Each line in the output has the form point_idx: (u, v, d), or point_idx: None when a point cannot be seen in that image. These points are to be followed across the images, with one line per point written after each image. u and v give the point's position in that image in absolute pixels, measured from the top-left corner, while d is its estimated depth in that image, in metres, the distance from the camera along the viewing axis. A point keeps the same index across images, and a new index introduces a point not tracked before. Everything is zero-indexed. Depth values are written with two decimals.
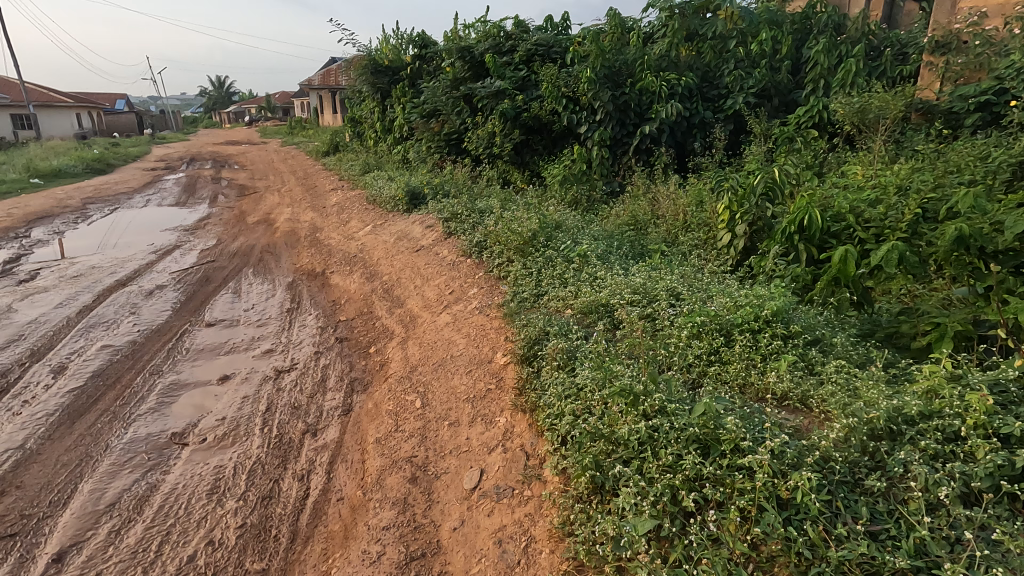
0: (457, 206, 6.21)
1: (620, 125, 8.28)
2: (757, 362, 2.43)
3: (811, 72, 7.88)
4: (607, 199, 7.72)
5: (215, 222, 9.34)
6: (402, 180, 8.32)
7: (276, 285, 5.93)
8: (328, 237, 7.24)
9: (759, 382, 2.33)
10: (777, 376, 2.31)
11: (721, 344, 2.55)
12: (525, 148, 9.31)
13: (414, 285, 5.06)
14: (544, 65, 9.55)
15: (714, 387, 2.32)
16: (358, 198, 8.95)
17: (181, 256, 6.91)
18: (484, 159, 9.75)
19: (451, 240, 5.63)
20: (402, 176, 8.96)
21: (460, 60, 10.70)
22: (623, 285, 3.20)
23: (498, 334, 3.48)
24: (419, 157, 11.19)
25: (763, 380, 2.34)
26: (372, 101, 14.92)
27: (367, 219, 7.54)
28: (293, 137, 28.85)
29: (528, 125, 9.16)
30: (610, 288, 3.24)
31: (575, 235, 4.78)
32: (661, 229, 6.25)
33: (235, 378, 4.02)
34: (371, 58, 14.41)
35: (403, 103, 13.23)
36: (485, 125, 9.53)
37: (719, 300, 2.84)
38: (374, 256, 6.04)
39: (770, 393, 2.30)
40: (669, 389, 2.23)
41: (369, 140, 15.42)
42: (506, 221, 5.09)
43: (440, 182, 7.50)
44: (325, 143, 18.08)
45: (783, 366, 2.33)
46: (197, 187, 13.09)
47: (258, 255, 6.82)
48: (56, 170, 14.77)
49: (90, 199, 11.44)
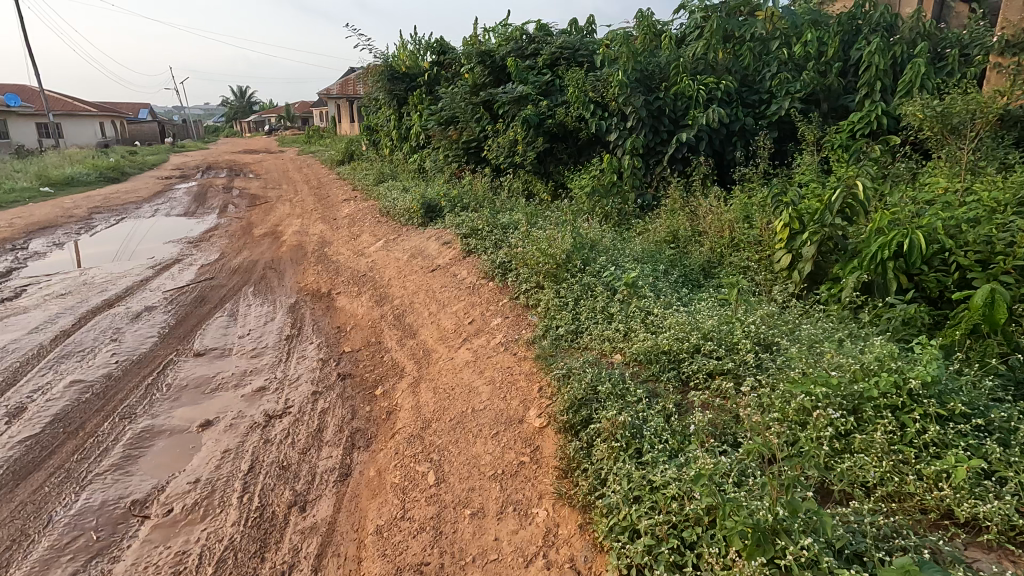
0: (477, 220, 5.62)
1: (653, 133, 7.65)
2: (910, 459, 1.80)
3: (866, 75, 6.93)
4: (640, 213, 7.08)
5: (221, 234, 8.87)
6: (418, 191, 7.76)
7: (277, 306, 5.38)
8: (337, 252, 6.69)
9: (923, 495, 1.72)
10: (953, 490, 1.69)
11: (853, 428, 1.93)
12: (549, 157, 8.71)
13: (428, 311, 4.45)
14: (570, 69, 8.98)
15: (867, 508, 1.70)
16: (371, 210, 8.43)
17: (179, 273, 6.40)
18: (505, 169, 9.18)
19: (472, 258, 5.04)
20: (418, 187, 8.41)
21: (480, 65, 10.19)
22: (692, 331, 2.56)
23: (529, 383, 2.86)
24: (436, 166, 10.66)
25: (928, 493, 1.72)
26: (388, 108, 14.49)
27: (379, 232, 6.99)
28: (309, 146, 28.71)
29: (552, 132, 8.56)
30: (672, 332, 2.60)
31: (613, 256, 4.15)
32: (706, 248, 5.59)
33: (217, 424, 3.42)
34: (388, 65, 14.00)
35: (420, 111, 12.77)
36: (507, 132, 8.97)
37: (830, 357, 2.19)
38: (385, 275, 5.47)
39: (949, 517, 1.70)
40: (814, 519, 1.58)
41: (385, 149, 14.98)
42: (535, 238, 4.47)
43: (459, 193, 6.94)
44: (340, 152, 17.73)
45: (961, 470, 1.69)
46: (208, 196, 12.71)
47: (261, 272, 6.27)
48: (68, 179, 14.54)
49: (98, 208, 11.09)
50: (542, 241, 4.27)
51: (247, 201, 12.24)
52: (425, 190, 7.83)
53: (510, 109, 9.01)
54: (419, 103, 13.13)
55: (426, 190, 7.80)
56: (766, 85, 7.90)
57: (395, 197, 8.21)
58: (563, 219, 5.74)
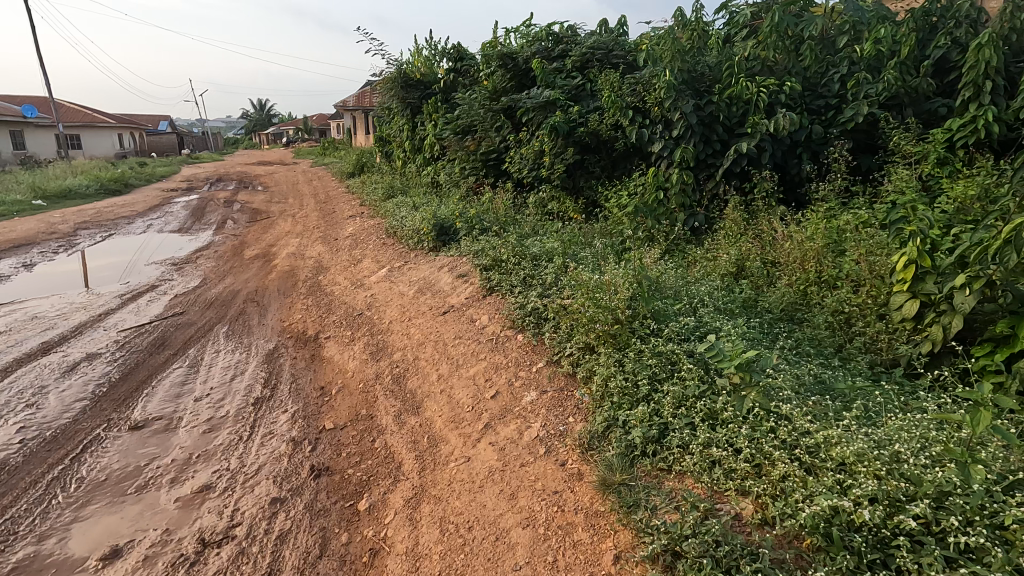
0: (501, 246, 4.55)
1: (705, 143, 6.55)
2: None
3: (964, 73, 5.68)
4: (692, 238, 5.96)
5: (210, 254, 7.93)
6: (430, 209, 6.73)
7: (252, 354, 4.34)
8: (332, 281, 5.64)
9: None
10: None
11: None
12: (579, 170, 7.65)
13: (437, 373, 3.37)
14: (603, 71, 7.96)
15: None
16: (378, 229, 7.44)
17: (146, 306, 5.42)
18: (529, 184, 8.13)
19: (496, 298, 3.96)
20: (431, 204, 7.40)
21: (501, 69, 9.23)
22: (902, 494, 1.58)
23: (602, 547, 1.83)
24: (451, 180, 9.66)
25: None
26: (402, 118, 13.59)
27: (385, 258, 5.95)
28: (324, 158, 28.11)
29: (583, 142, 7.51)
30: (870, 493, 1.58)
31: (690, 309, 3.05)
32: (786, 285, 4.46)
33: (126, 555, 2.36)
34: (402, 71, 13.14)
35: (435, 120, 11.87)
36: (532, 142, 7.93)
37: None
38: (385, 315, 4.40)
39: None
40: None
41: (397, 161, 14.09)
42: (581, 278, 3.37)
43: (478, 212, 5.91)
44: (351, 164, 16.92)
45: None
46: (207, 210, 11.85)
47: (240, 305, 5.26)
48: (66, 191, 13.87)
49: (85, 223, 10.27)
50: (593, 283, 3.17)
51: (247, 216, 11.35)
52: (439, 208, 6.80)
53: (535, 116, 7.98)
54: (434, 111, 12.22)
55: (439, 208, 6.77)
56: (835, 88, 6.75)
57: (404, 215, 7.19)
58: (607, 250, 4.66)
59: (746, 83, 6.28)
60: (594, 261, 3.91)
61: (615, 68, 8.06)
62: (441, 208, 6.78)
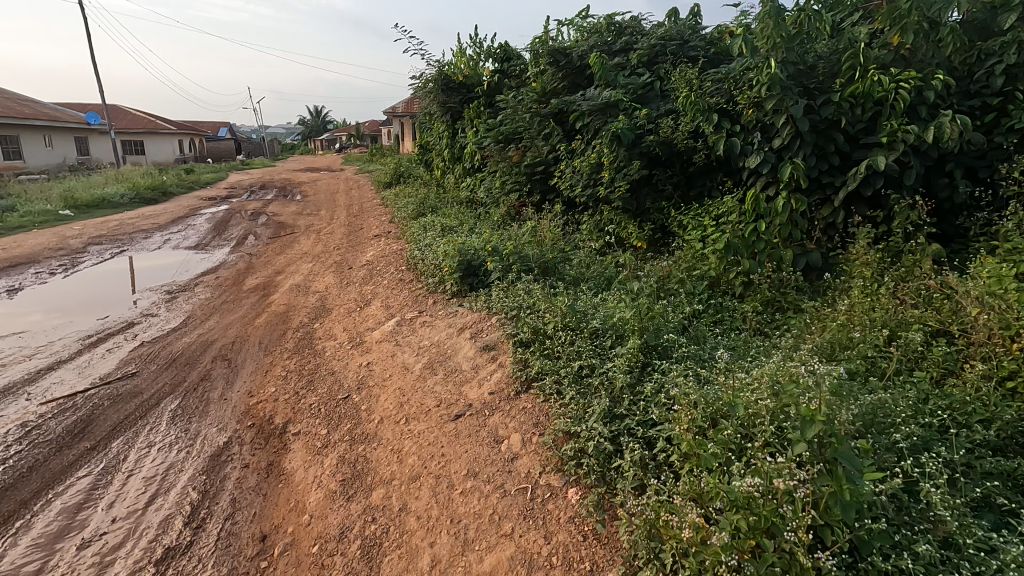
0: (544, 307, 3.15)
1: (818, 156, 4.95)
2: None
3: None
4: (804, 286, 4.40)
5: (211, 279, 6.94)
6: (460, 236, 5.43)
7: (194, 452, 3.10)
8: (326, 334, 4.40)
9: None
10: None
11: None
12: (645, 188, 6.18)
13: (432, 551, 2.02)
14: (677, 67, 6.49)
15: None
16: (399, 257, 6.22)
17: (100, 359, 4.36)
18: (582, 204, 6.74)
19: (536, 403, 2.58)
20: (462, 228, 6.13)
21: (552, 66, 7.94)
22: None
23: None
24: (491, 196, 8.38)
25: None
26: (443, 124, 12.45)
27: (397, 302, 4.67)
28: (369, 164, 27.68)
29: (651, 154, 6.04)
30: None
31: (904, 503, 1.65)
32: (990, 380, 2.85)
33: None
34: (444, 73, 11.98)
35: (477, 126, 10.67)
36: (587, 153, 6.54)
37: None
38: (376, 406, 3.07)
39: None
40: None
41: (436, 170, 12.99)
42: (684, 414, 1.93)
43: (516, 245, 4.58)
44: (390, 173, 16.01)
45: None
46: (231, 223, 11.08)
47: (207, 366, 4.08)
48: (99, 200, 13.55)
49: (101, 238, 9.64)
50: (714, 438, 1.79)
51: (272, 232, 10.46)
52: (470, 235, 5.49)
53: (591, 121, 6.58)
54: (476, 117, 11.00)
55: (470, 235, 5.46)
56: (1003, 81, 4.95)
57: (428, 241, 5.94)
58: (699, 328, 3.20)
59: (879, 76, 4.64)
60: (689, 363, 2.46)
61: (691, 63, 6.53)
62: (472, 236, 5.47)
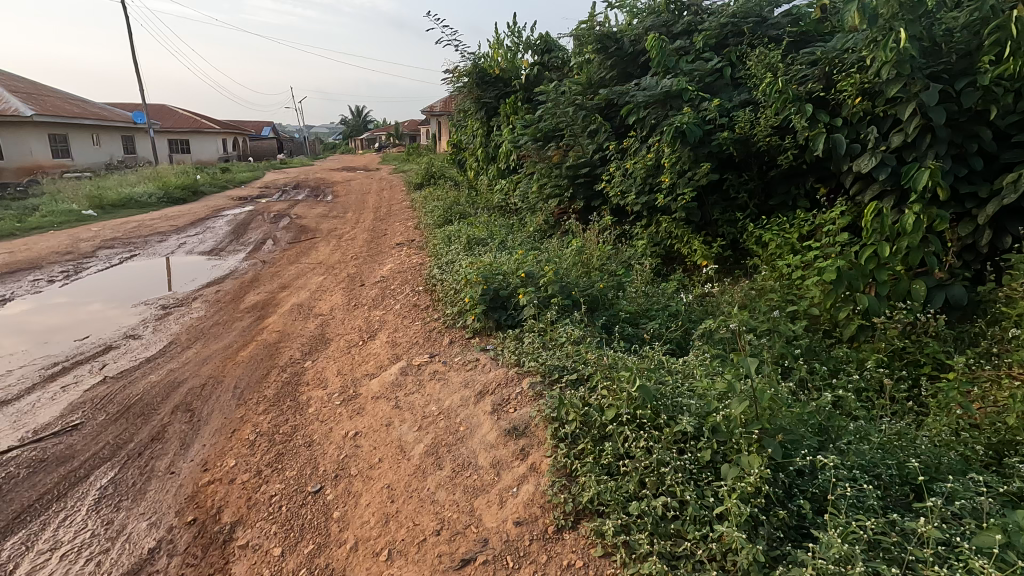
0: (599, 379, 2.18)
1: (952, 158, 3.79)
2: None
3: None
4: (946, 333, 3.27)
5: (211, 292, 6.23)
6: (486, 254, 4.47)
7: (105, 564, 2.22)
8: (314, 379, 3.51)
9: None
10: None
11: None
12: (713, 196, 5.14)
13: None
14: (754, 49, 5.39)
15: None
16: (416, 273, 5.32)
17: (46, 401, 3.59)
18: (634, 214, 5.70)
19: (591, 563, 1.66)
20: (491, 242, 5.18)
21: (600, 54, 6.93)
22: None
23: None
24: (527, 201, 7.41)
25: None
26: (477, 122, 11.57)
27: (406, 337, 3.74)
28: (404, 164, 27.13)
29: (722, 154, 4.97)
30: None
31: None
32: None
33: None
34: (479, 66, 11.08)
35: (513, 123, 9.74)
36: (642, 154, 5.50)
37: None
38: (354, 516, 2.15)
39: None
40: None
41: (469, 171, 12.13)
42: None
43: (555, 269, 3.61)
44: (421, 174, 15.26)
45: None
46: (251, 226, 10.49)
47: (163, 419, 3.23)
48: (125, 200, 13.25)
49: (113, 241, 9.15)
50: None
51: (292, 236, 9.78)
52: (498, 253, 4.53)
53: (646, 114, 5.54)
54: (512, 114, 10.06)
55: (499, 253, 4.50)
56: None
57: (449, 257, 5.01)
58: (831, 416, 2.19)
59: None
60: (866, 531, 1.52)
61: (771, 44, 5.40)
62: (501, 254, 4.50)
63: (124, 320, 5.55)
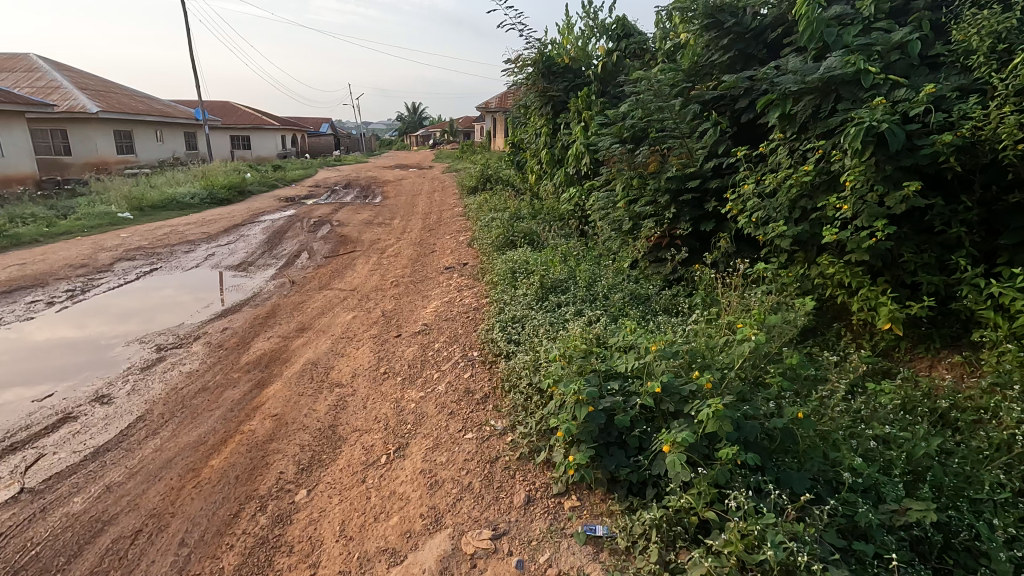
0: None
1: None
2: None
3: None
4: None
5: (216, 330, 5.06)
6: (573, 324, 2.97)
7: None
8: (300, 542, 2.15)
9: None
10: None
11: None
12: (908, 230, 3.48)
13: None
14: (968, 15, 3.69)
15: None
16: (467, 326, 3.90)
17: None
18: (771, 248, 4.09)
19: None
20: (575, 294, 3.69)
21: (712, 32, 5.34)
22: None
23: None
24: (608, 219, 5.87)
25: None
26: (542, 118, 10.07)
27: (450, 471, 2.31)
28: (458, 163, 26.05)
29: (929, 169, 3.31)
30: None
31: None
32: None
33: None
34: (546, 54, 9.62)
35: (586, 120, 8.25)
36: (790, 166, 3.90)
37: None
38: None
39: None
40: None
41: (530, 174, 10.73)
42: None
43: (706, 377, 2.12)
44: (475, 175, 13.98)
45: None
46: (287, 235, 9.45)
47: None
48: (167, 201, 12.58)
49: (136, 251, 8.25)
50: None
51: (329, 249, 8.61)
52: (589, 324, 3.02)
53: (796, 110, 3.92)
54: (585, 108, 8.50)
55: (591, 325, 2.99)
56: None
57: (513, 314, 3.52)
58: None
59: None
60: None
61: (993, 5, 3.65)
62: (594, 326, 2.99)
63: (104, 369, 4.43)
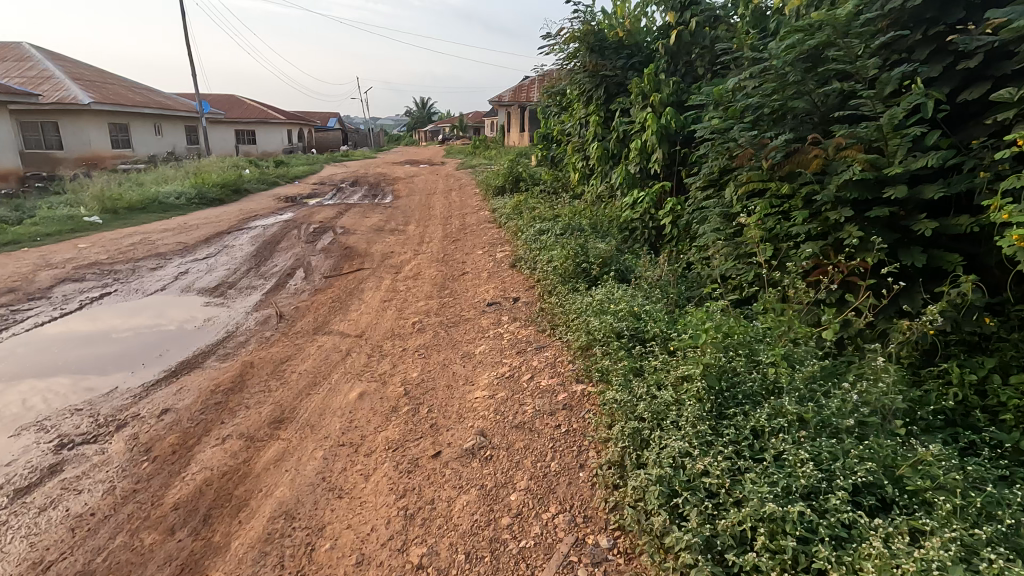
0: None
1: None
2: None
3: None
4: None
5: (152, 411, 3.34)
6: (904, 569, 1.30)
7: None
8: None
9: None
10: None
11: None
12: None
13: None
14: None
15: None
16: (561, 460, 2.20)
17: None
18: None
19: None
20: (778, 411, 1.95)
21: None
22: None
23: None
24: (722, 241, 4.12)
25: None
26: (589, 104, 8.27)
27: None
28: (473, 159, 24.33)
29: None
30: None
31: None
32: None
33: None
34: (597, 26, 7.83)
35: (655, 105, 6.46)
36: None
37: None
38: None
39: None
40: None
41: (572, 171, 8.95)
42: None
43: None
44: (501, 172, 12.20)
45: None
46: (281, 246, 7.75)
47: None
48: (148, 201, 10.93)
49: (90, 269, 6.58)
50: None
51: (330, 265, 6.89)
52: (925, 560, 1.35)
53: None
54: (652, 89, 6.69)
55: (937, 569, 1.31)
56: None
57: (681, 459, 1.80)
58: None
59: None
60: None
61: None
62: (945, 574, 1.32)
63: None
